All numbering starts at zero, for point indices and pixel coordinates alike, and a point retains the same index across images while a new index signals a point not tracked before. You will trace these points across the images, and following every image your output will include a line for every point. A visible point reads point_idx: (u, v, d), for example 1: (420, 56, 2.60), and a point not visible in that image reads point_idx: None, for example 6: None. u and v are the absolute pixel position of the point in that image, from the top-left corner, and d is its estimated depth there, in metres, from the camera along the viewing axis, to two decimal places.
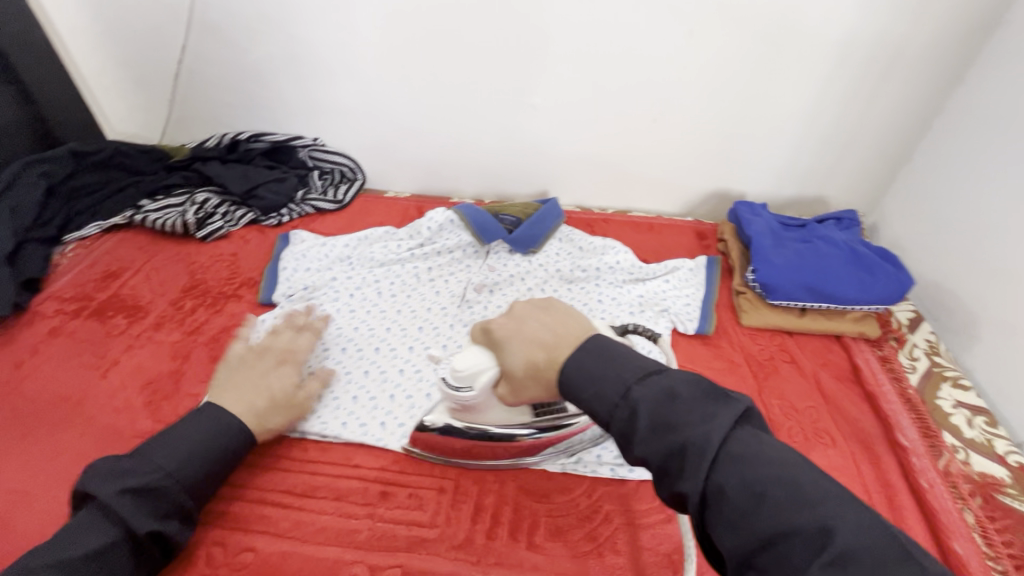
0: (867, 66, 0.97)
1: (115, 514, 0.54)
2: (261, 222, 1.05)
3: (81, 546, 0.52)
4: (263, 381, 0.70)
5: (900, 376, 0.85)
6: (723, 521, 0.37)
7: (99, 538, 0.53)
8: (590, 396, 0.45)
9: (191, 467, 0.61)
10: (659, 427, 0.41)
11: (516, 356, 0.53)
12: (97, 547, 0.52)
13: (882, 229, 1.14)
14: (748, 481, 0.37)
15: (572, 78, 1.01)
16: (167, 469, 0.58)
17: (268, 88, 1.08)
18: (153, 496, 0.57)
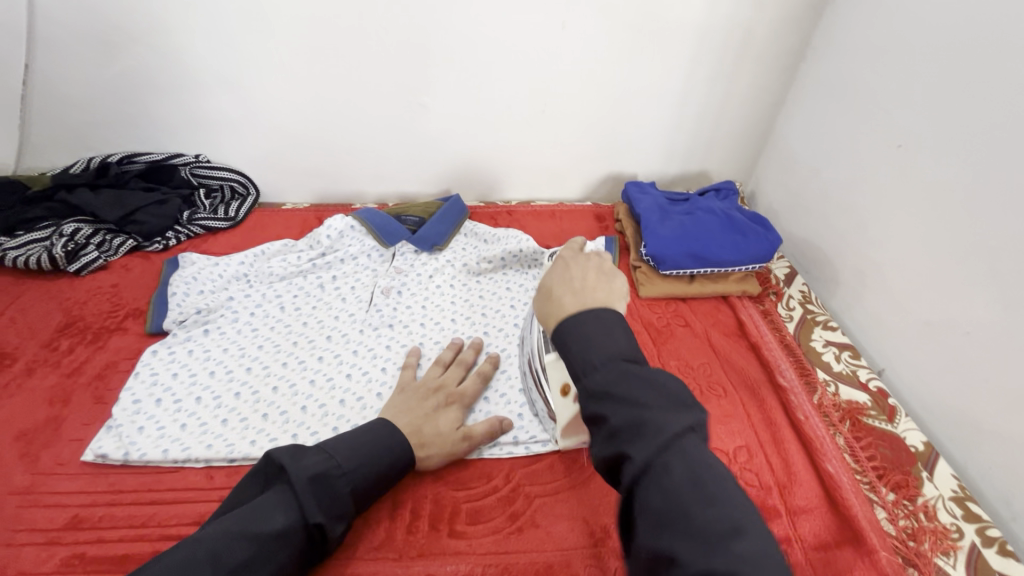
0: (726, 48, 1.06)
1: (300, 497, 0.54)
2: (144, 248, 0.99)
3: (272, 522, 0.52)
4: (424, 415, 0.69)
5: (779, 325, 0.95)
6: (652, 494, 0.39)
7: (282, 520, 0.53)
8: (576, 348, 0.48)
9: (376, 461, 0.62)
10: (623, 399, 0.43)
11: (552, 276, 0.56)
12: (284, 529, 0.52)
13: (758, 195, 1.25)
14: (692, 469, 0.40)
15: (458, 75, 1.03)
16: (343, 466, 0.59)
17: (137, 105, 1.01)
18: (333, 487, 0.57)
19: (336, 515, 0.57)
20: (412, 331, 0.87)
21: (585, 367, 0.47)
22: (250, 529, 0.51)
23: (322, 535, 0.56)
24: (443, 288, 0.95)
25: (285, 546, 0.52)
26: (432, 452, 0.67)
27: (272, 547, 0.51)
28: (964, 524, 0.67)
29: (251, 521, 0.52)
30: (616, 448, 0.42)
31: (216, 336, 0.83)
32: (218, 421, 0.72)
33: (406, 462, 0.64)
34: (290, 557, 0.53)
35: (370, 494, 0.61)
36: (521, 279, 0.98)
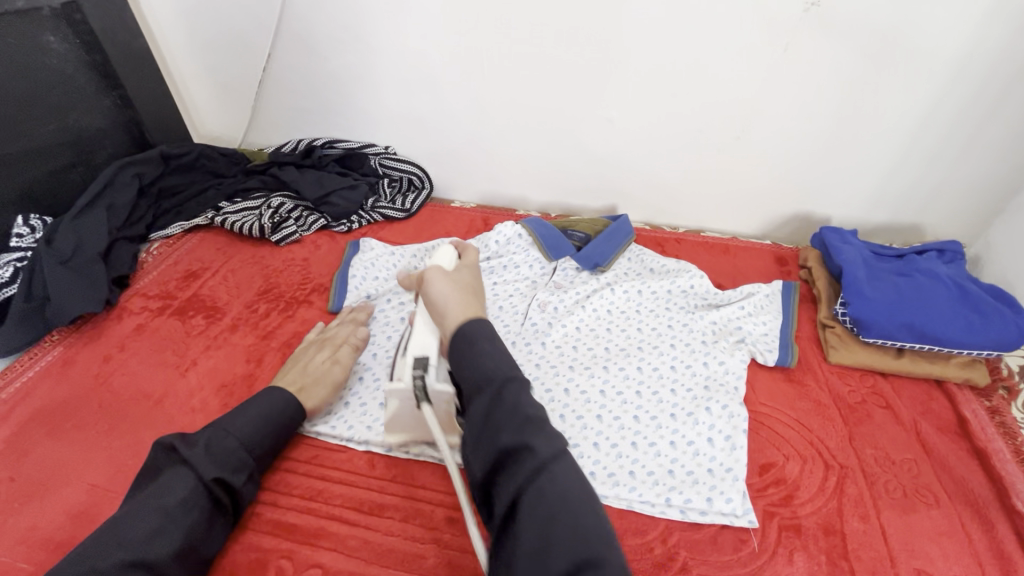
0: (985, 85, 0.88)
1: (191, 463, 0.58)
2: (331, 228, 1.07)
3: (170, 493, 0.56)
4: (302, 365, 0.75)
5: (1014, 432, 0.76)
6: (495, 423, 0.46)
7: (181, 486, 0.57)
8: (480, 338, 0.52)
9: (264, 420, 0.66)
10: (492, 339, 0.51)
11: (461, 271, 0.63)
12: (186, 496, 0.56)
13: (985, 262, 1.04)
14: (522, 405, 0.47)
15: (652, 92, 0.97)
16: (229, 429, 0.63)
17: (345, 96, 1.10)
18: (222, 446, 0.61)
19: (233, 468, 0.61)
20: (565, 352, 0.84)
21: (474, 339, 0.52)
22: (152, 504, 0.55)
23: (227, 489, 0.60)
24: (599, 311, 0.90)
25: (190, 508, 0.56)
26: (312, 395, 0.72)
27: (177, 512, 0.55)
28: None
29: (150, 497, 0.55)
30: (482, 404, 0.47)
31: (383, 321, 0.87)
32: (377, 404, 0.75)
33: (296, 409, 0.69)
34: (200, 514, 0.57)
35: (268, 445, 0.65)
36: (686, 317, 0.89)
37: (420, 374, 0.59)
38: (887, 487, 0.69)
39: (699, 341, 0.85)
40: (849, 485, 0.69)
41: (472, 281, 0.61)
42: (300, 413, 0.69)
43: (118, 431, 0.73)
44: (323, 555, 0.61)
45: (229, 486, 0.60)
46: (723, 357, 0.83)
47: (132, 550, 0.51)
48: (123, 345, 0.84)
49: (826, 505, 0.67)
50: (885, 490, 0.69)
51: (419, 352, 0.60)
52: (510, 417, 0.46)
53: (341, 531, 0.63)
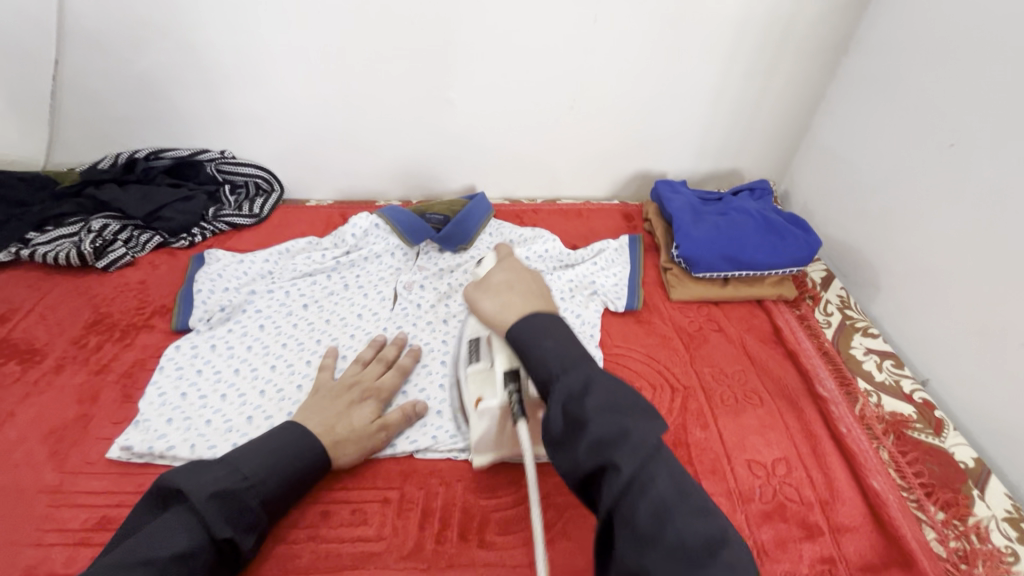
0: (764, 41, 1.02)
1: (203, 516, 0.51)
2: (170, 244, 0.99)
3: (173, 545, 0.49)
4: (337, 413, 0.66)
5: (817, 332, 0.91)
6: (589, 437, 0.46)
7: (186, 540, 0.50)
8: (543, 348, 0.54)
9: (290, 464, 0.59)
10: (550, 336, 0.55)
11: (496, 274, 0.68)
12: (185, 551, 0.49)
13: (793, 195, 1.21)
14: (609, 405, 0.48)
15: (486, 71, 1.01)
16: (250, 478, 0.56)
17: (163, 101, 1.01)
18: (241, 500, 0.55)
19: (245, 528, 0.55)
20: (435, 329, 0.85)
21: (533, 337, 0.55)
22: (142, 558, 0.47)
23: (232, 549, 0.54)
24: (466, 285, 0.93)
25: (187, 569, 0.49)
26: (343, 450, 0.65)
27: (173, 574, 0.48)
28: (1021, 547, 0.65)
29: (146, 550, 0.48)
30: (600, 459, 0.45)
31: (240, 331, 0.83)
32: (283, 414, 0.72)
33: (322, 462, 0.62)
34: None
35: (285, 501, 0.59)
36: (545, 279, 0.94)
37: (513, 375, 0.61)
38: (723, 397, 0.79)
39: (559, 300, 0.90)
40: (692, 402, 0.78)
41: (507, 279, 0.66)
42: (323, 463, 0.62)
43: None
44: None
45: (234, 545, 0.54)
46: (580, 310, 0.89)
47: None
48: None
49: (674, 422, 0.75)
50: (720, 399, 0.79)
51: (508, 365, 0.61)
52: (597, 420, 0.47)
53: None
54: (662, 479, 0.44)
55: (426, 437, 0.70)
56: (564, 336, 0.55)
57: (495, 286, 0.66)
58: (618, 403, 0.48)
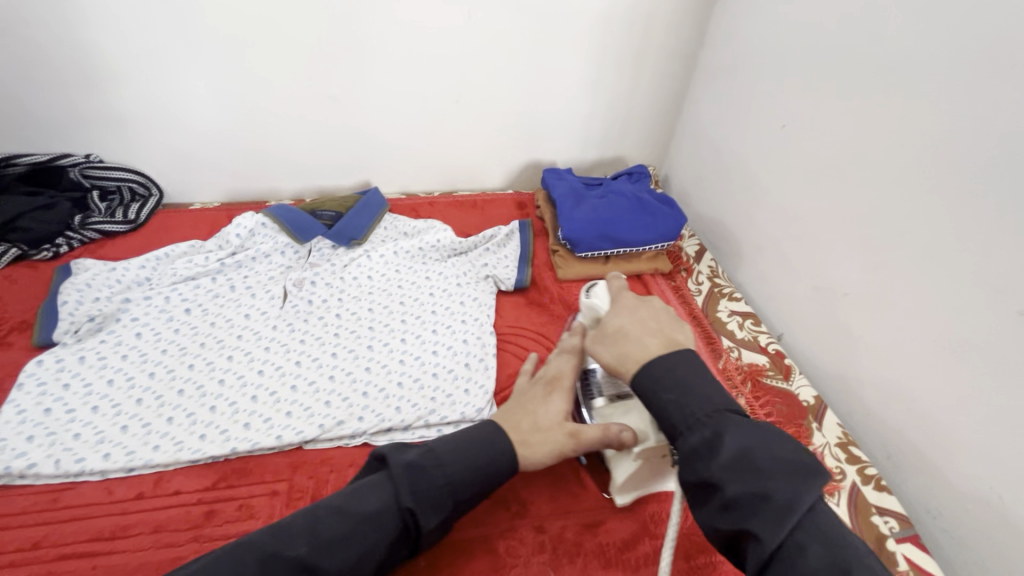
0: (630, 36, 1.10)
1: (394, 482, 0.51)
2: (31, 256, 0.92)
3: (367, 504, 0.50)
4: (522, 410, 0.63)
5: (688, 299, 1.01)
6: (732, 500, 0.44)
7: (377, 500, 0.50)
8: (670, 399, 0.51)
9: (484, 453, 0.56)
10: (673, 388, 0.51)
11: (615, 317, 0.61)
12: (379, 510, 0.49)
13: (672, 178, 1.32)
14: (746, 451, 0.46)
15: (366, 65, 1.01)
16: (439, 459, 0.54)
17: (10, 102, 0.93)
18: (429, 478, 0.52)
19: (430, 505, 0.52)
20: (327, 323, 0.86)
21: (654, 389, 0.52)
22: (340, 508, 0.49)
23: (416, 525, 0.51)
24: (359, 278, 0.94)
25: (377, 531, 0.49)
26: (533, 449, 0.59)
27: (361, 533, 0.48)
28: (847, 467, 0.77)
29: (336, 503, 0.50)
30: (736, 518, 0.44)
31: (114, 340, 0.79)
32: (163, 419, 0.71)
33: (500, 465, 0.56)
34: (382, 543, 0.49)
35: (472, 494, 0.55)
36: (439, 267, 0.98)
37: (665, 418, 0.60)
38: None
39: (454, 285, 0.95)
40: None
41: (643, 314, 0.60)
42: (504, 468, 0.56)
43: None
44: None
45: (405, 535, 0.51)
46: (474, 294, 0.94)
47: (310, 550, 0.46)
48: None
49: None
50: None
51: None
52: (737, 470, 0.45)
53: (78, 567, 0.57)
54: (816, 550, 0.41)
55: (314, 427, 0.71)
56: (688, 376, 0.52)
57: (613, 328, 0.60)
58: (768, 452, 0.45)
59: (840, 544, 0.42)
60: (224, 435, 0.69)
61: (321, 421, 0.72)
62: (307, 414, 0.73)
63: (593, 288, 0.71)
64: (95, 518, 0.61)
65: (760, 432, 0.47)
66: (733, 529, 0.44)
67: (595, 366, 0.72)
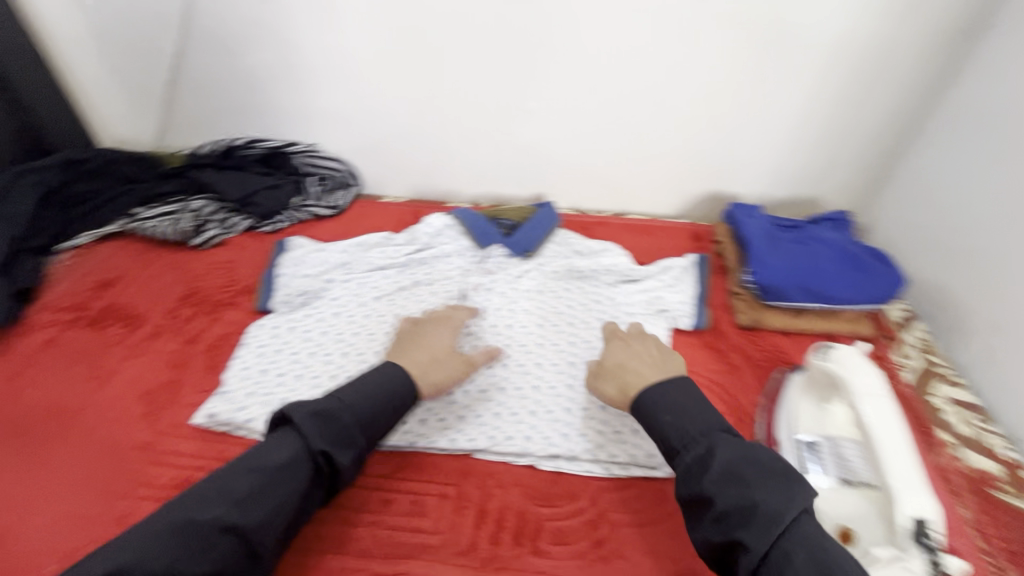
0: (860, 66, 0.98)
1: (301, 430, 0.59)
2: (257, 228, 1.05)
3: (275, 457, 0.57)
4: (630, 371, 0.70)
5: (895, 374, 0.86)
6: (758, 543, 0.50)
7: (286, 451, 0.58)
8: (668, 421, 0.61)
9: (381, 398, 0.65)
10: (671, 411, 0.62)
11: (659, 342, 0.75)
12: (286, 462, 0.57)
13: (876, 229, 1.15)
14: (732, 472, 0.54)
15: (566, 82, 1.02)
16: (343, 401, 0.62)
17: (261, 94, 1.08)
18: (337, 420, 0.60)
19: (344, 444, 0.60)
20: (498, 332, 0.86)
21: (653, 412, 0.63)
22: (251, 466, 0.56)
23: (331, 464, 0.60)
24: (530, 290, 0.94)
25: (292, 475, 0.57)
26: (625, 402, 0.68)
27: (282, 474, 0.57)
28: None
29: (257, 459, 0.57)
30: (728, 535, 0.51)
31: (317, 316, 0.87)
32: None
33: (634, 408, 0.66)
34: (297, 486, 0.57)
35: (387, 427, 0.65)
36: (611, 292, 0.94)
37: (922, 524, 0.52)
38: None
39: (625, 314, 0.91)
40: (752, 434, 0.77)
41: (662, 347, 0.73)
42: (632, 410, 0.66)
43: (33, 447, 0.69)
44: None
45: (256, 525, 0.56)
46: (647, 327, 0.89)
47: (226, 512, 0.53)
48: (33, 361, 0.80)
49: None
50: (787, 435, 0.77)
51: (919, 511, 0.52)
52: (743, 508, 0.51)
53: None
54: (807, 567, 0.48)
55: (484, 438, 0.72)
56: (695, 409, 0.61)
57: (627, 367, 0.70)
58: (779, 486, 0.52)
59: (822, 551, 0.49)
60: (402, 427, 0.73)
61: (490, 433, 0.72)
62: (477, 422, 0.74)
63: (825, 350, 0.69)
64: None
65: (751, 464, 0.54)
66: (724, 541, 0.52)
67: (820, 440, 0.68)
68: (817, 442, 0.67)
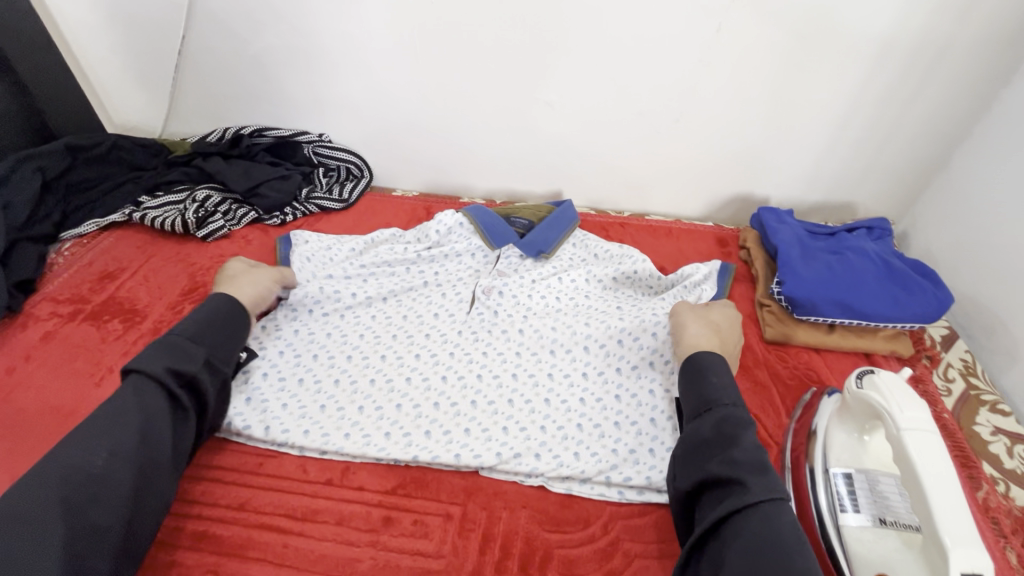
0: (907, 63, 0.91)
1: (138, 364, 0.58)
2: (263, 221, 1.02)
3: (124, 397, 0.56)
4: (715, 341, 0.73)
5: (935, 399, 0.81)
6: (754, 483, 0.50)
7: (134, 387, 0.57)
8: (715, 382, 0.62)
9: (198, 322, 0.66)
10: (717, 372, 0.63)
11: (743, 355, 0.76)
12: (139, 392, 0.57)
13: (914, 238, 1.08)
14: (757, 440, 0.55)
15: (587, 74, 0.96)
16: (182, 332, 0.64)
17: (271, 80, 1.04)
18: (175, 346, 0.61)
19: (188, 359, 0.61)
20: (509, 339, 0.82)
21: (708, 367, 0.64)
22: (114, 408, 0.55)
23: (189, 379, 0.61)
24: (546, 294, 0.88)
25: (150, 402, 0.57)
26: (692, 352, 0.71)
27: (143, 403, 0.56)
28: None
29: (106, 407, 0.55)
30: (733, 473, 0.52)
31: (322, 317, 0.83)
32: (355, 407, 0.72)
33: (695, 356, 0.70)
34: (165, 403, 0.58)
35: (215, 338, 0.66)
36: (630, 300, 0.89)
37: None
38: None
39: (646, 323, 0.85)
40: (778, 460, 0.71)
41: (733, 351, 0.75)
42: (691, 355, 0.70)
43: (23, 448, 0.66)
44: (252, 567, 0.58)
45: (212, 365, 0.64)
46: None
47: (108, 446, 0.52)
48: (29, 355, 0.77)
49: None
50: None
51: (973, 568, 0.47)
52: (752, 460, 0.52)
53: (270, 540, 0.60)
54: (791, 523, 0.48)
55: (491, 454, 0.67)
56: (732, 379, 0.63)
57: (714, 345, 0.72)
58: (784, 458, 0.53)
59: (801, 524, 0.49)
60: (406, 439, 0.69)
61: (499, 449, 0.68)
62: (485, 437, 0.69)
63: (867, 376, 0.64)
64: (290, 493, 0.64)
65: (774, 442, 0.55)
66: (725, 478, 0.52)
67: (853, 473, 0.62)
68: (852, 476, 0.62)
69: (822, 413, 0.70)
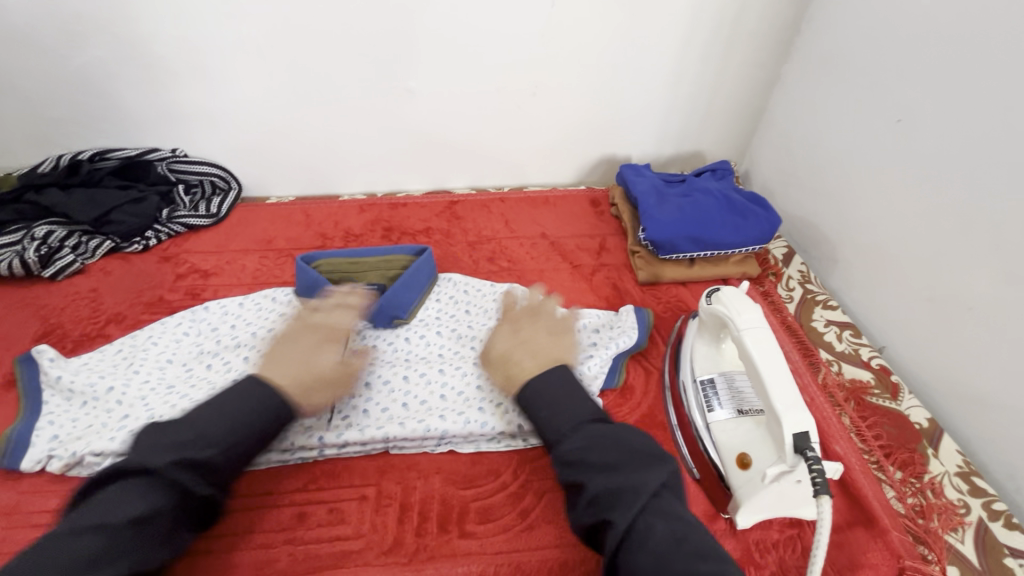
0: (717, 21, 1.03)
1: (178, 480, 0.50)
2: (122, 249, 0.94)
3: (125, 511, 0.48)
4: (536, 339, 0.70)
5: (780, 307, 0.95)
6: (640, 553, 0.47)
7: (139, 505, 0.49)
8: (598, 450, 0.55)
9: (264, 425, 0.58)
10: (606, 440, 0.56)
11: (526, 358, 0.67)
12: (142, 515, 0.48)
13: (754, 174, 1.23)
14: (665, 523, 0.49)
15: (442, 58, 0.99)
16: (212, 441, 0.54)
17: (104, 98, 0.96)
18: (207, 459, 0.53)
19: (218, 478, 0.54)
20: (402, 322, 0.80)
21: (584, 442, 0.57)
22: (99, 523, 0.47)
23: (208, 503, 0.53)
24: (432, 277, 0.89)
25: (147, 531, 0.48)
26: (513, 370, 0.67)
27: (130, 537, 0.47)
28: (971, 499, 0.69)
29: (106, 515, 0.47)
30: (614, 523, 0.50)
31: (182, 343, 0.78)
32: None
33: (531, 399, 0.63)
34: (168, 519, 0.50)
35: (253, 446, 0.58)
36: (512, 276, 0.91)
37: (806, 439, 0.56)
38: None
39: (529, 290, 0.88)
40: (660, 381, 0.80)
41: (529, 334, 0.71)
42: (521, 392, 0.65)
43: None
44: None
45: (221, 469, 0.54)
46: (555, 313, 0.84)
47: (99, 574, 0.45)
48: None
49: (649, 403, 0.76)
50: None
51: (800, 428, 0.56)
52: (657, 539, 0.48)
53: (179, 563, 0.58)
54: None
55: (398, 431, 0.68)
56: (622, 441, 0.56)
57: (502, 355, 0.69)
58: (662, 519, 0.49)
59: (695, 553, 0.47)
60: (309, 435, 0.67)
61: (401, 420, 0.68)
62: (385, 415, 0.69)
63: (714, 294, 0.73)
64: None
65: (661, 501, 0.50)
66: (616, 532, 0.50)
67: (715, 376, 0.72)
68: (714, 379, 0.71)
69: (687, 334, 0.79)
